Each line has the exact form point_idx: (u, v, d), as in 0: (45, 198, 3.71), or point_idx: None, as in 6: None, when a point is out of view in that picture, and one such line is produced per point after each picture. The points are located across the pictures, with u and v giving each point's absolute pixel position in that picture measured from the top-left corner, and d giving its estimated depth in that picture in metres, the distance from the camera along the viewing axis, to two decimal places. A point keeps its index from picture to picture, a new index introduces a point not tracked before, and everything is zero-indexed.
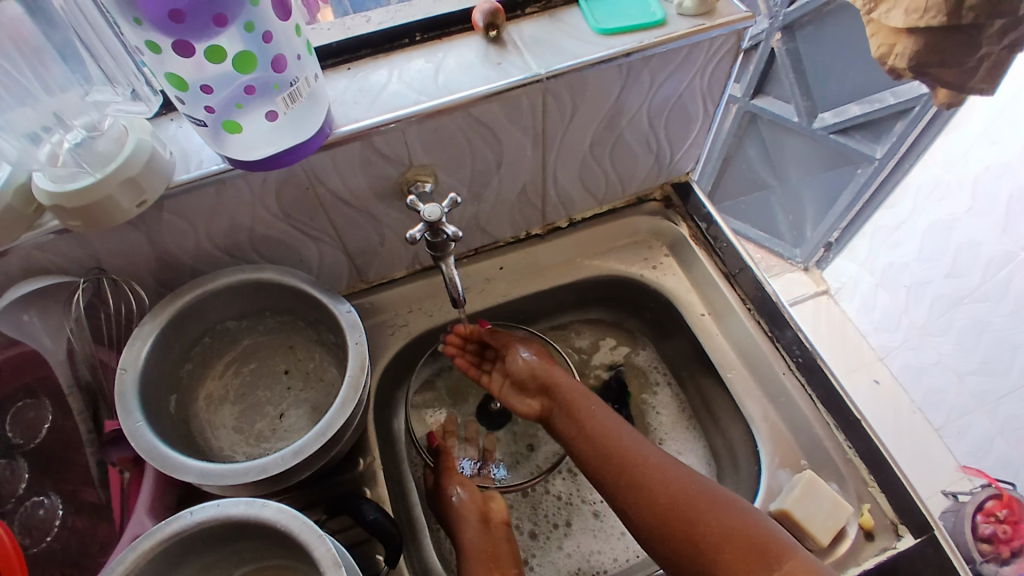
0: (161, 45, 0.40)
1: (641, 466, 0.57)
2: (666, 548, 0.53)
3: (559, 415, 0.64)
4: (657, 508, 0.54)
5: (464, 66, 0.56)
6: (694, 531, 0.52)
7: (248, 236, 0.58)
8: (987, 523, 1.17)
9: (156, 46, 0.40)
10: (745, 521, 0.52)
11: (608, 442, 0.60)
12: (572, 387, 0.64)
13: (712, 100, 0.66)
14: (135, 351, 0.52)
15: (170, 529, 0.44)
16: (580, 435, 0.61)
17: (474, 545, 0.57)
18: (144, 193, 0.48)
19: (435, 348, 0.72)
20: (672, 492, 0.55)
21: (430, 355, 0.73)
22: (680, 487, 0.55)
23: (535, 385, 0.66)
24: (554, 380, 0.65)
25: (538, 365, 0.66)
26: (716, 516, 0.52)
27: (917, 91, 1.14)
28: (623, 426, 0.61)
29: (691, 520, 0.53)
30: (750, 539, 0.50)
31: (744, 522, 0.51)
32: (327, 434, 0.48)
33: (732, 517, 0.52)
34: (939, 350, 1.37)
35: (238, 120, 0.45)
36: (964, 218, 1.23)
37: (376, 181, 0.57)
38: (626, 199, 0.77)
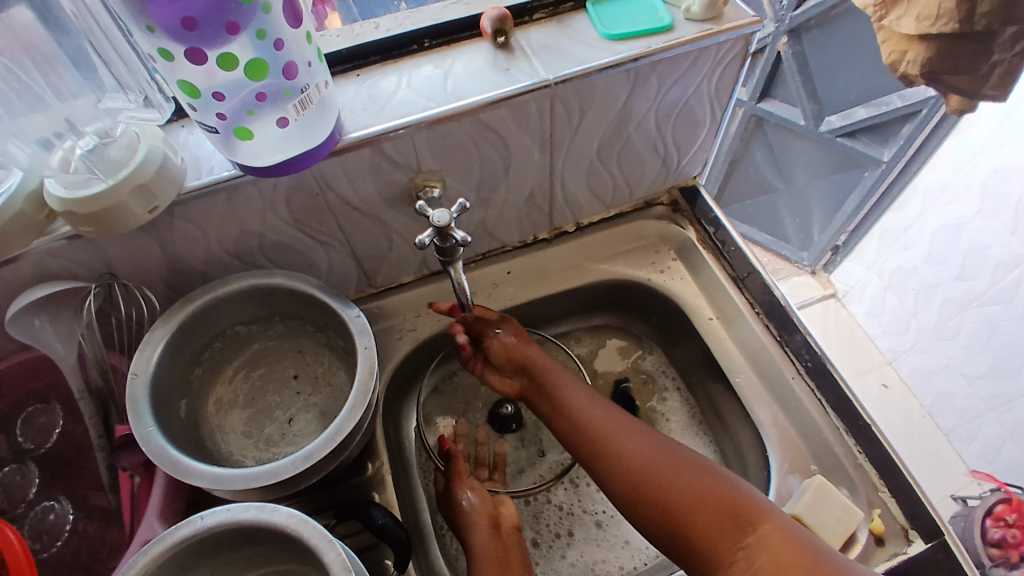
0: (173, 53, 0.41)
1: (616, 437, 0.57)
2: (639, 513, 0.53)
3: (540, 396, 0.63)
4: (628, 476, 0.54)
5: (472, 72, 0.56)
6: (667, 499, 0.52)
7: (259, 242, 0.58)
8: (997, 528, 1.16)
9: (169, 54, 0.41)
10: (716, 485, 0.51)
11: (584, 416, 0.59)
12: (547, 364, 0.63)
13: (720, 104, 0.66)
14: (146, 355, 0.52)
15: (182, 533, 0.44)
16: (557, 410, 0.61)
17: (483, 549, 0.56)
18: (156, 199, 0.48)
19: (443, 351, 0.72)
20: (646, 461, 0.54)
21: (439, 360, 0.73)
22: (655, 456, 0.55)
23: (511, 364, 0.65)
24: (530, 359, 0.64)
25: (515, 345, 0.64)
26: (689, 482, 0.52)
27: (925, 94, 1.14)
28: (596, 401, 0.61)
29: (663, 489, 0.52)
30: (723, 505, 0.50)
31: (718, 487, 0.51)
32: (336, 439, 0.49)
33: (705, 483, 0.51)
34: (948, 354, 1.36)
35: (250, 126, 0.45)
36: (973, 220, 1.22)
37: (385, 187, 0.57)
38: (634, 204, 0.77)
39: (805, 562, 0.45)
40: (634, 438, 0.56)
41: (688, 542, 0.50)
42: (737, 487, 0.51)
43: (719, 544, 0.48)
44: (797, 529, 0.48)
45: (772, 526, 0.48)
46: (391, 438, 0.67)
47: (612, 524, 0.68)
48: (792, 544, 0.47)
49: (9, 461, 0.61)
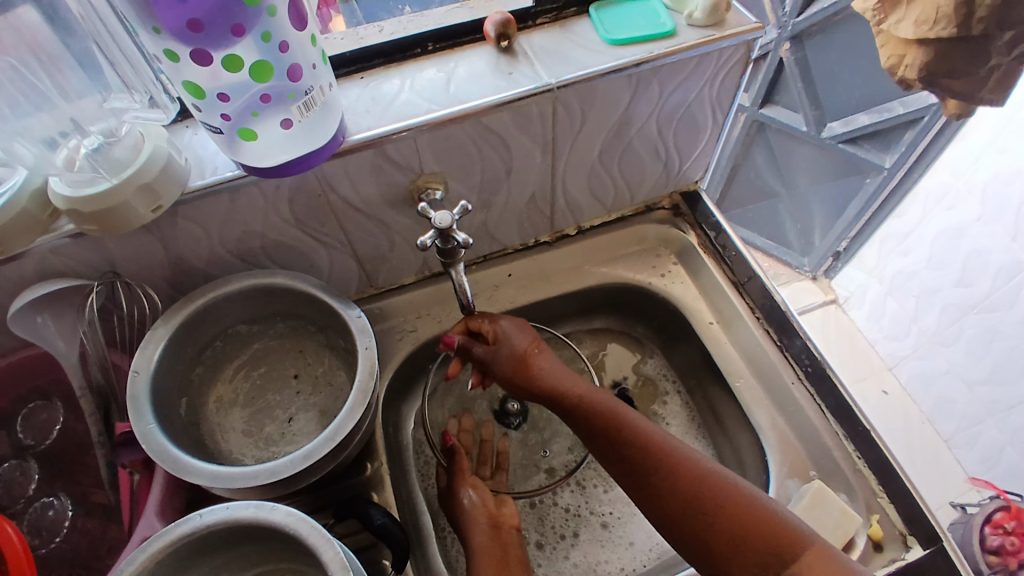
0: (179, 54, 0.41)
1: (649, 457, 0.54)
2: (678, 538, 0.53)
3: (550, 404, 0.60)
4: (668, 506, 0.53)
5: (475, 76, 0.57)
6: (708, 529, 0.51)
7: (261, 242, 0.59)
8: (995, 535, 1.17)
9: (174, 55, 0.41)
10: (757, 516, 0.50)
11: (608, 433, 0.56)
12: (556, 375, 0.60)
13: (722, 109, 0.66)
14: (148, 354, 0.53)
15: (180, 531, 0.44)
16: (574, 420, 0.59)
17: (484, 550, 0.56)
18: (160, 199, 0.49)
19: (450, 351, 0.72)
20: (684, 490, 0.52)
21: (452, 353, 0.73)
22: (691, 480, 0.53)
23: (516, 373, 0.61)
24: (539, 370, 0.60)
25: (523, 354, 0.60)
26: (730, 514, 0.51)
27: (926, 101, 1.14)
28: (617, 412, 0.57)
29: (705, 520, 0.51)
30: (765, 535, 0.49)
31: (758, 517, 0.50)
32: (336, 439, 0.49)
33: (747, 510, 0.51)
34: (948, 360, 1.36)
35: (254, 127, 0.46)
36: (973, 226, 1.22)
37: (386, 188, 0.58)
38: (634, 208, 0.78)
39: None
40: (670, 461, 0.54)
41: (733, 574, 0.50)
42: (777, 510, 0.51)
43: (765, 574, 0.49)
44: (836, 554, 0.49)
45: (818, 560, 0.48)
46: (391, 439, 0.67)
47: (619, 525, 0.68)
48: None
49: (10, 457, 0.61)
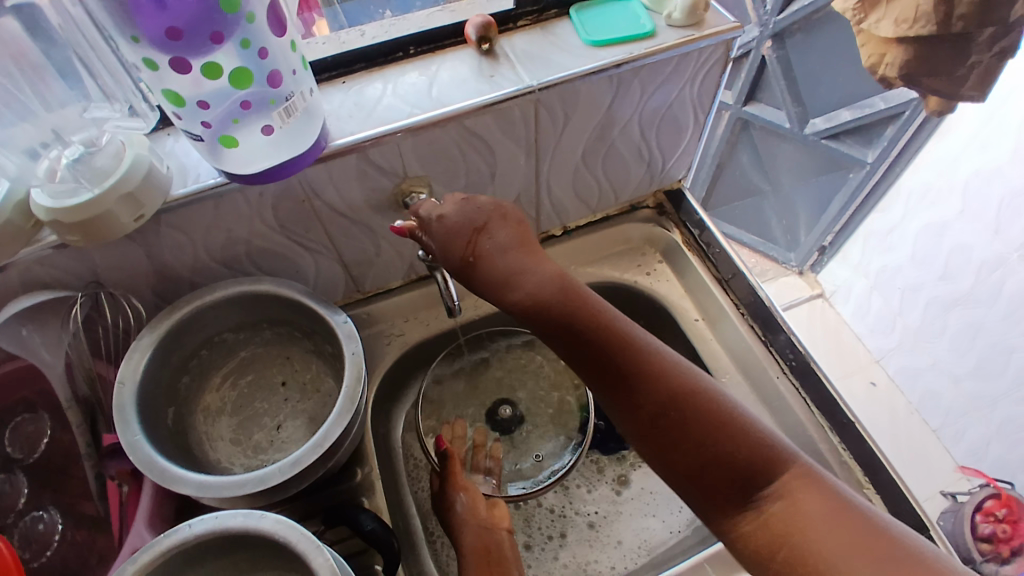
0: (158, 62, 0.41)
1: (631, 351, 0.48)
2: (653, 446, 0.47)
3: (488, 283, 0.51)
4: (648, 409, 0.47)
5: (457, 80, 0.57)
6: (692, 435, 0.46)
7: (246, 249, 0.58)
8: (987, 523, 1.18)
9: (154, 64, 0.41)
10: (746, 432, 0.46)
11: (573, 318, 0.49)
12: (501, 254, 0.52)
13: (703, 109, 0.67)
14: (134, 363, 0.53)
15: (171, 541, 0.44)
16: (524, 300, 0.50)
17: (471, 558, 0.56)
18: (142, 208, 0.48)
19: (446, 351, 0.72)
20: (671, 394, 0.47)
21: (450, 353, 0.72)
22: (675, 386, 0.47)
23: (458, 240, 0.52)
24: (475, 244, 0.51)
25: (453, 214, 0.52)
26: (715, 425, 0.46)
27: (907, 96, 1.16)
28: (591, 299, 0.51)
29: (687, 427, 0.46)
30: (751, 452, 0.45)
31: (744, 435, 0.45)
32: (323, 447, 0.49)
33: (745, 433, 0.46)
34: (934, 352, 1.37)
35: (235, 134, 0.46)
36: (955, 221, 1.24)
37: (371, 193, 0.58)
38: (619, 208, 0.78)
39: (848, 528, 0.41)
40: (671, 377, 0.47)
41: (705, 485, 0.46)
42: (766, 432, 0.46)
43: (741, 487, 0.45)
44: (831, 484, 0.44)
45: (818, 493, 0.43)
46: (380, 445, 0.67)
47: (604, 524, 0.69)
48: (840, 518, 0.42)
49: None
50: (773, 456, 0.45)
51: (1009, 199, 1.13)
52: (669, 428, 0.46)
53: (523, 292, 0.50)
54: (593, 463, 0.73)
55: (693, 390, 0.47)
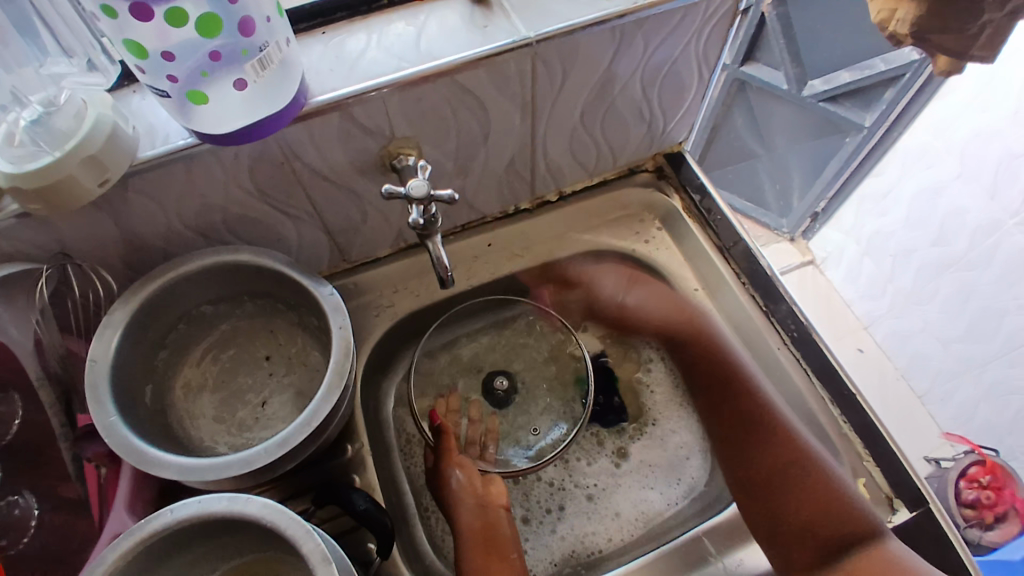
0: (117, 10, 0.37)
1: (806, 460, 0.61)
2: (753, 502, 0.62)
3: None
4: (754, 477, 0.63)
5: (446, 31, 0.52)
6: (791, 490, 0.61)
7: (223, 216, 0.55)
8: (971, 490, 1.21)
9: (112, 11, 0.37)
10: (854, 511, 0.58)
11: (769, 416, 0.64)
12: None
13: (707, 66, 0.64)
14: (105, 341, 0.49)
15: (152, 527, 0.41)
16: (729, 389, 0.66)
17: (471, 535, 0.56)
18: (107, 172, 0.44)
19: (438, 321, 0.71)
20: (773, 463, 0.62)
21: (439, 324, 0.71)
22: (764, 460, 0.63)
23: None
24: None
25: None
26: (805, 493, 0.60)
27: (909, 57, 1.13)
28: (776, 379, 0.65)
29: (771, 489, 0.62)
30: (817, 500, 0.59)
31: (831, 487, 0.59)
32: (312, 424, 0.46)
33: (848, 511, 0.58)
34: (924, 318, 1.37)
35: (205, 90, 0.42)
36: (952, 183, 1.22)
37: (356, 156, 0.54)
38: (618, 171, 0.74)
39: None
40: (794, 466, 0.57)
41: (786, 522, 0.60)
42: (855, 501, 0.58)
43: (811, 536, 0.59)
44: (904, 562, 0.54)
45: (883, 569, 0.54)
46: (370, 417, 0.65)
47: (603, 496, 0.67)
48: None
49: None
50: (862, 532, 0.57)
51: (1007, 163, 1.10)
52: (762, 489, 0.62)
53: (747, 396, 0.65)
54: (592, 436, 0.70)
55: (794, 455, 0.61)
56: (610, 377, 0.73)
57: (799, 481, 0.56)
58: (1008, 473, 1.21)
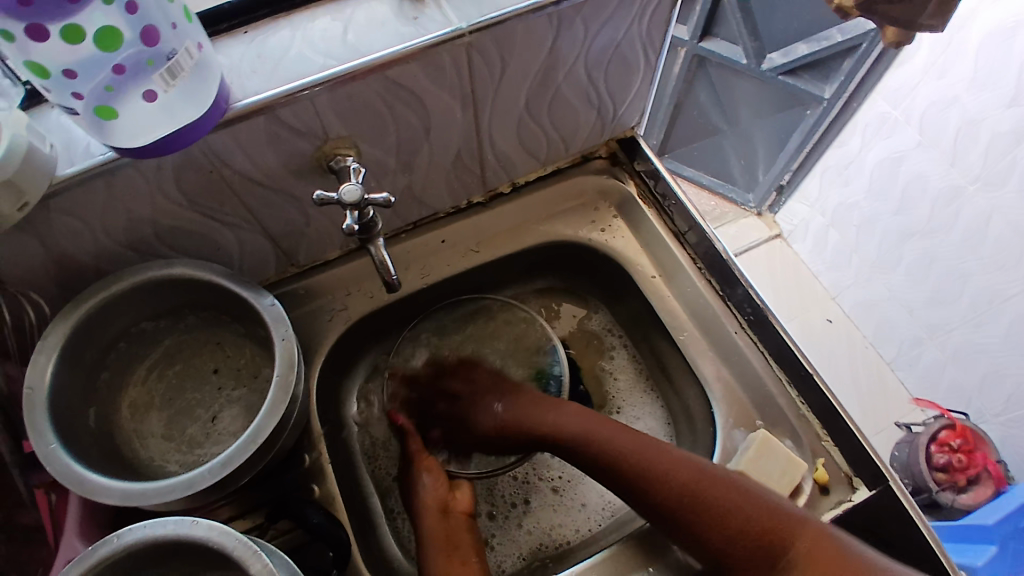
0: (13, 33, 0.34)
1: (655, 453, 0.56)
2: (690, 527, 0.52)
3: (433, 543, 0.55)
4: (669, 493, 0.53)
5: (375, 24, 0.50)
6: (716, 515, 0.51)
7: (153, 229, 0.52)
8: (942, 454, 1.22)
9: (8, 35, 0.35)
10: (760, 503, 0.51)
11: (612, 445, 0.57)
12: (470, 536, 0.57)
13: (653, 48, 0.62)
14: (39, 367, 0.47)
15: (101, 554, 0.41)
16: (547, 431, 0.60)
17: (482, 382, 0.66)
18: (24, 195, 0.42)
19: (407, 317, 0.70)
20: (683, 480, 0.53)
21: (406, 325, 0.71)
22: (680, 475, 0.53)
23: (439, 533, 0.56)
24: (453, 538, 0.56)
25: (440, 545, 0.55)
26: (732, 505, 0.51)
27: (864, 27, 1.12)
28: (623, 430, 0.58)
29: (700, 509, 0.52)
30: (758, 522, 0.50)
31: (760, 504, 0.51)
32: (257, 442, 0.45)
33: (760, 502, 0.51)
34: (889, 286, 1.38)
35: (115, 105, 0.40)
36: (912, 153, 1.22)
37: (289, 158, 0.52)
38: (571, 159, 0.73)
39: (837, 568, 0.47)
40: (662, 466, 0.54)
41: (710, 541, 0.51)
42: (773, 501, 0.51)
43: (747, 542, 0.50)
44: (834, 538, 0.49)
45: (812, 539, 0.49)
46: (330, 429, 0.64)
47: (569, 488, 0.67)
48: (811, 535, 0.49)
49: None
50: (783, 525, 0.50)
51: (966, 130, 1.11)
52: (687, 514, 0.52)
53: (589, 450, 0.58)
54: None
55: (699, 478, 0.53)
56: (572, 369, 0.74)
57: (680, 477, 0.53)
58: (978, 435, 1.22)
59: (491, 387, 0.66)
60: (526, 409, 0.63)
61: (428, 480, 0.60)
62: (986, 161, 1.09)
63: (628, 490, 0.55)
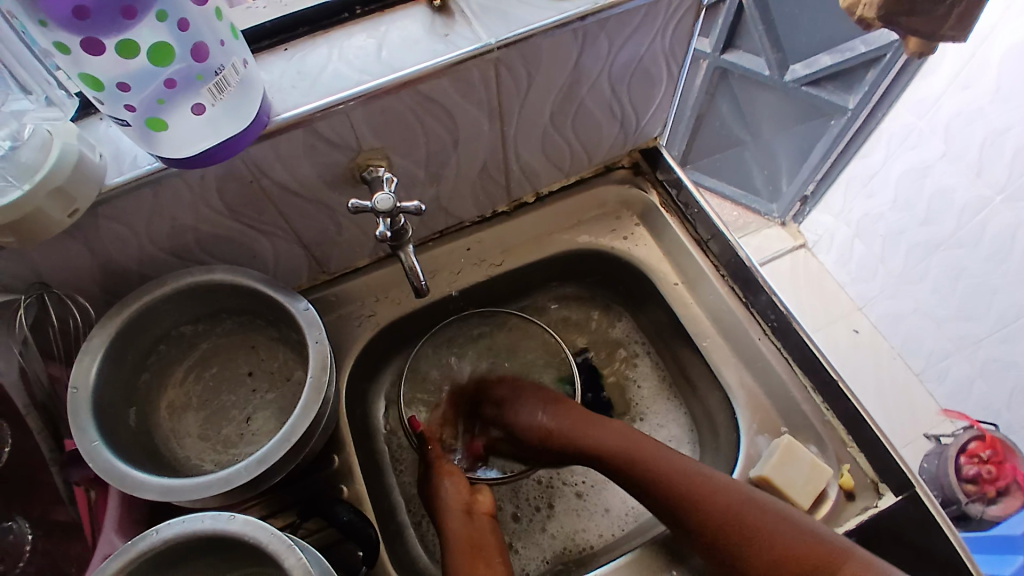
0: (71, 46, 0.37)
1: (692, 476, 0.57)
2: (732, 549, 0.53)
3: (460, 545, 0.56)
4: (710, 516, 0.54)
5: (409, 41, 0.52)
6: (754, 541, 0.53)
7: (195, 236, 0.55)
8: (971, 465, 1.19)
9: (66, 48, 0.37)
10: (799, 531, 0.52)
11: (651, 466, 0.59)
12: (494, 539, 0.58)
13: (676, 60, 0.63)
14: (85, 366, 0.49)
15: (138, 548, 0.43)
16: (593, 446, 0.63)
17: (527, 391, 0.70)
18: (75, 202, 0.45)
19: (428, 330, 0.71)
20: (724, 507, 0.54)
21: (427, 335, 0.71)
22: (723, 497, 0.55)
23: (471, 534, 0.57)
24: (479, 538, 0.57)
25: (467, 544, 0.56)
26: (775, 529, 0.53)
27: (888, 37, 1.13)
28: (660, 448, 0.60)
29: (744, 532, 0.53)
30: (801, 548, 0.52)
31: (802, 531, 0.52)
32: (291, 441, 0.47)
33: (797, 527, 0.53)
34: (916, 297, 1.36)
35: (164, 117, 0.42)
36: (937, 163, 1.21)
37: (325, 169, 0.54)
38: (594, 168, 0.75)
39: None
40: (702, 487, 0.56)
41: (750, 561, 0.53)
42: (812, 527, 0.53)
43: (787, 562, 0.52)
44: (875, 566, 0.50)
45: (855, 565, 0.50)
46: (359, 429, 0.66)
47: (592, 493, 0.68)
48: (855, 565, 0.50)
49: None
50: (823, 552, 0.51)
51: (991, 141, 1.10)
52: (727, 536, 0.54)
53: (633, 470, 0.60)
54: None
55: (735, 503, 0.54)
56: (594, 375, 0.75)
57: (720, 501, 0.55)
58: (1008, 446, 1.20)
59: (535, 398, 0.68)
60: (568, 423, 0.65)
61: (450, 483, 0.61)
62: (1011, 172, 1.08)
63: (677, 520, 0.56)
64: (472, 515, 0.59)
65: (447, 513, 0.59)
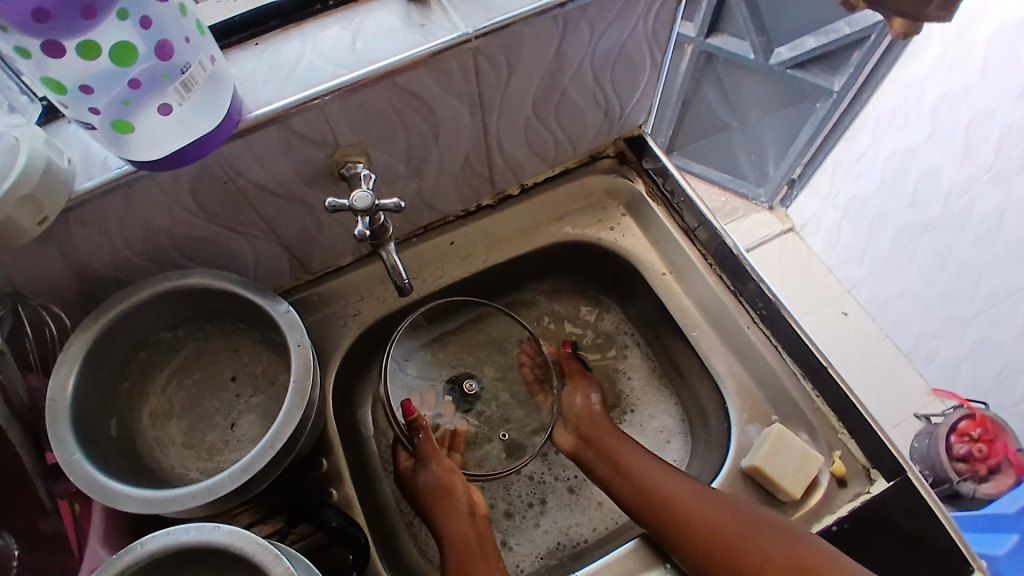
0: (31, 51, 0.36)
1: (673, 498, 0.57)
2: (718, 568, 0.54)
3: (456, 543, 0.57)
4: (694, 537, 0.55)
5: (384, 32, 0.51)
6: (736, 558, 0.53)
7: (170, 239, 0.53)
8: (962, 443, 1.20)
9: (26, 52, 0.36)
10: (783, 543, 0.52)
11: (643, 485, 0.60)
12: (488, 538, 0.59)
13: (659, 46, 0.62)
14: (62, 377, 0.48)
15: (125, 561, 0.42)
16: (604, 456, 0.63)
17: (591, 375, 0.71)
18: (44, 209, 0.43)
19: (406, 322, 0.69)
20: (706, 527, 0.55)
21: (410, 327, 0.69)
22: (706, 517, 0.55)
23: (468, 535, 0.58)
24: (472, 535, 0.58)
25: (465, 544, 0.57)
26: (756, 545, 0.53)
27: (873, 19, 1.11)
28: (652, 465, 0.61)
29: (729, 550, 0.53)
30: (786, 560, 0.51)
31: (782, 542, 0.52)
32: (276, 446, 0.46)
33: (779, 539, 0.53)
34: (904, 279, 1.36)
35: (130, 119, 0.40)
36: (925, 144, 1.22)
37: (302, 167, 0.53)
38: (578, 158, 0.73)
39: None
40: (684, 508, 0.56)
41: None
42: (797, 538, 0.52)
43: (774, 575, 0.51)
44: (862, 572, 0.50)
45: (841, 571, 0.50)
46: (347, 430, 0.65)
47: (584, 488, 0.68)
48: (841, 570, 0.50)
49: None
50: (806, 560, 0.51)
51: (979, 120, 1.09)
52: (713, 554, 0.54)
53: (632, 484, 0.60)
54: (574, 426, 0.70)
55: (711, 527, 0.54)
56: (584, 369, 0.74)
57: (700, 523, 0.55)
58: (998, 424, 1.20)
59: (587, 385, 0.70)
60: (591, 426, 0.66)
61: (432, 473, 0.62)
62: (999, 151, 1.08)
63: (663, 541, 0.56)
64: (460, 508, 0.60)
65: (438, 510, 0.60)
